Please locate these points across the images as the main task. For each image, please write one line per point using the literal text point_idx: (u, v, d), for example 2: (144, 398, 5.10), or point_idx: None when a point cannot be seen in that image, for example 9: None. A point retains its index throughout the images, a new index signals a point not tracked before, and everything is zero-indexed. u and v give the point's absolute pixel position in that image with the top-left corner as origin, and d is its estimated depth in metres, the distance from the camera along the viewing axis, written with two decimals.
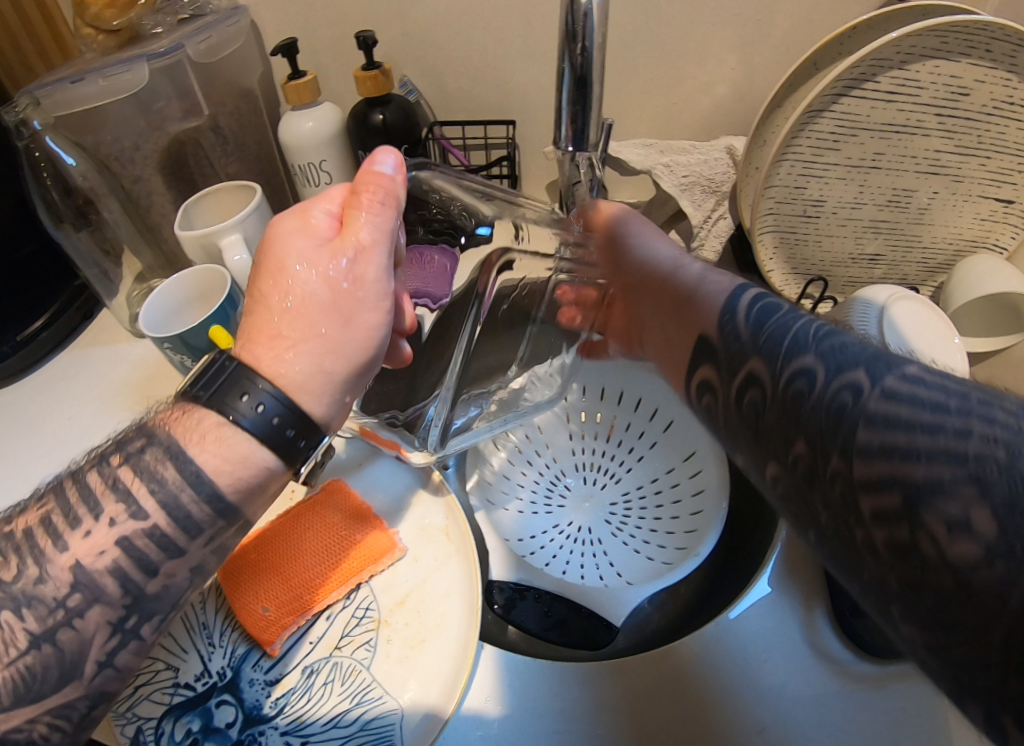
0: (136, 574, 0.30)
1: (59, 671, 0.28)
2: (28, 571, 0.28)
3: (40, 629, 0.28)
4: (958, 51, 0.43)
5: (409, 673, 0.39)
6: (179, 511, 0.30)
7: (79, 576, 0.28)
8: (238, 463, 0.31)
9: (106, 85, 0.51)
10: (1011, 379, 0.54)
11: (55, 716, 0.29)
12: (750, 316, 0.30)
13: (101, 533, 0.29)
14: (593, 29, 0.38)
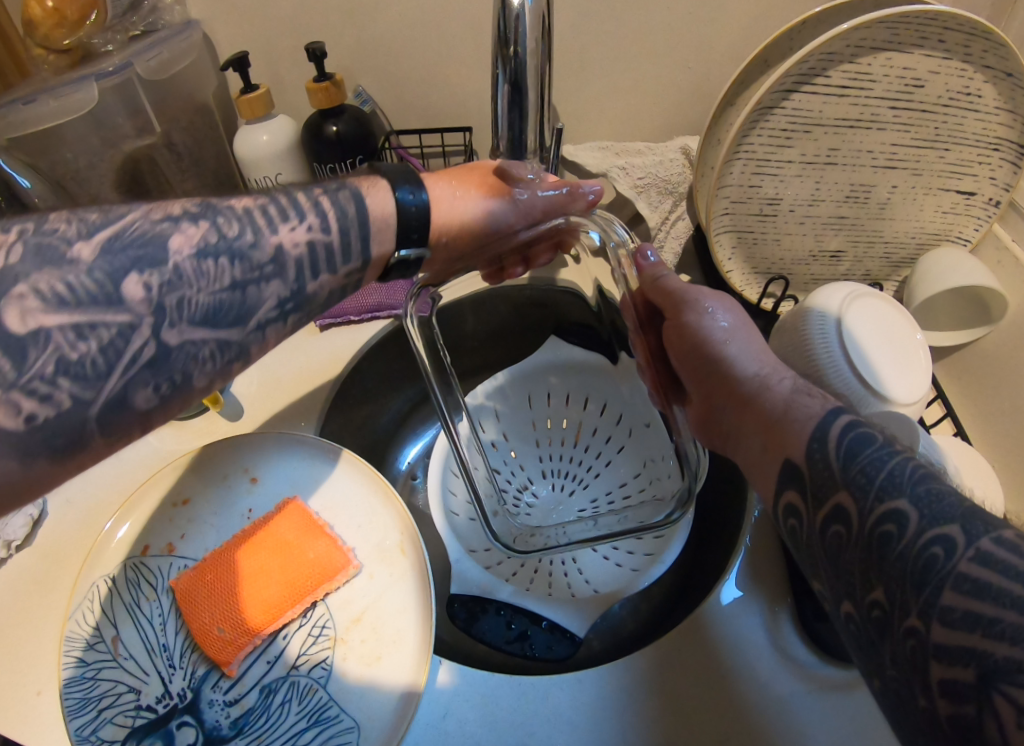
0: (307, 268, 0.33)
1: (237, 312, 0.30)
2: (244, 232, 0.30)
3: (241, 276, 0.30)
4: (910, 42, 0.42)
5: (364, 691, 0.39)
6: (340, 232, 0.33)
7: (280, 254, 0.31)
8: (382, 223, 0.35)
9: (58, 105, 0.50)
10: (977, 372, 0.53)
11: (219, 344, 0.30)
12: (841, 446, 0.29)
13: (299, 232, 0.32)
14: (524, 32, 0.38)
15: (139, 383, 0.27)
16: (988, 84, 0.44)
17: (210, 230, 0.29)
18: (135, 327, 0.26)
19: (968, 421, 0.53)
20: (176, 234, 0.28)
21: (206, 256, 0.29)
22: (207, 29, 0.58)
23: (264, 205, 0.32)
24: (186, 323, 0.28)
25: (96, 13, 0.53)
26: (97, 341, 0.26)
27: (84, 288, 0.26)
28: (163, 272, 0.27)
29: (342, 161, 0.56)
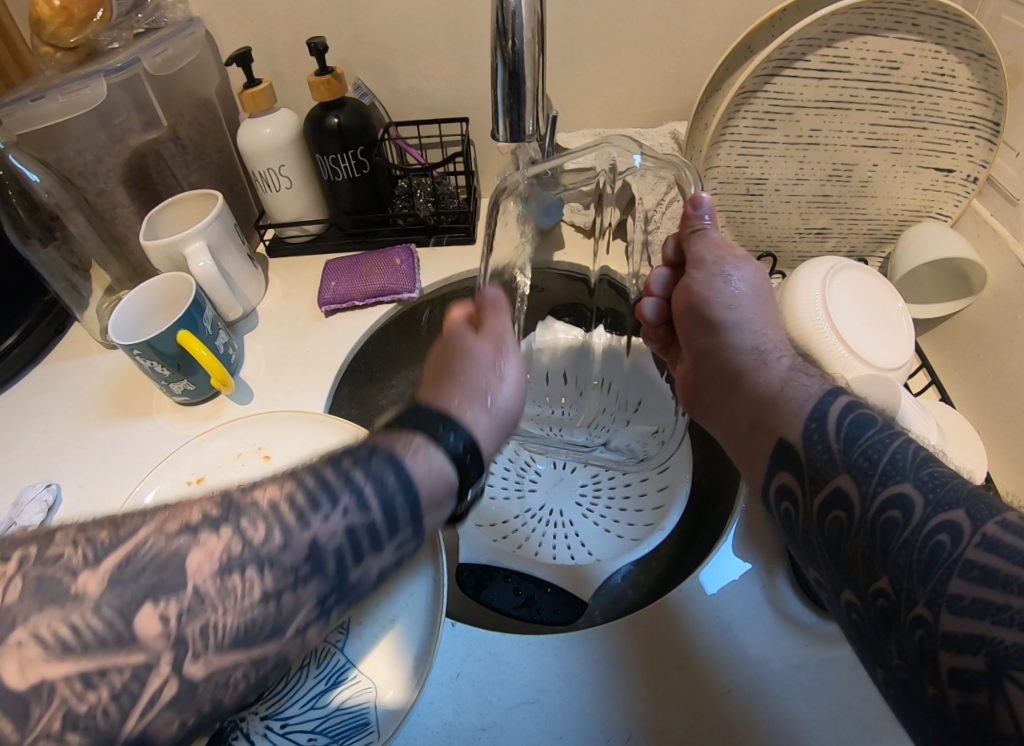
0: (348, 556, 0.29)
1: (271, 626, 0.26)
2: (273, 538, 0.27)
3: (275, 587, 0.26)
4: (885, 26, 0.44)
5: (382, 652, 0.41)
6: (385, 509, 0.30)
7: (315, 548, 0.28)
8: (433, 480, 0.31)
9: (66, 101, 0.52)
10: (955, 343, 0.56)
11: (253, 662, 0.26)
12: (840, 428, 0.32)
13: (336, 518, 0.28)
14: (522, 25, 0.40)
15: (163, 723, 0.24)
16: (962, 65, 0.47)
17: (233, 537, 0.26)
18: (153, 666, 0.23)
19: (953, 389, 0.55)
20: (194, 550, 0.25)
21: (231, 572, 0.26)
22: (209, 27, 0.60)
23: (292, 491, 0.29)
24: (214, 650, 0.25)
25: (102, 12, 0.55)
26: (109, 689, 0.22)
27: (92, 630, 0.22)
28: (182, 598, 0.24)
29: (344, 152, 0.57)
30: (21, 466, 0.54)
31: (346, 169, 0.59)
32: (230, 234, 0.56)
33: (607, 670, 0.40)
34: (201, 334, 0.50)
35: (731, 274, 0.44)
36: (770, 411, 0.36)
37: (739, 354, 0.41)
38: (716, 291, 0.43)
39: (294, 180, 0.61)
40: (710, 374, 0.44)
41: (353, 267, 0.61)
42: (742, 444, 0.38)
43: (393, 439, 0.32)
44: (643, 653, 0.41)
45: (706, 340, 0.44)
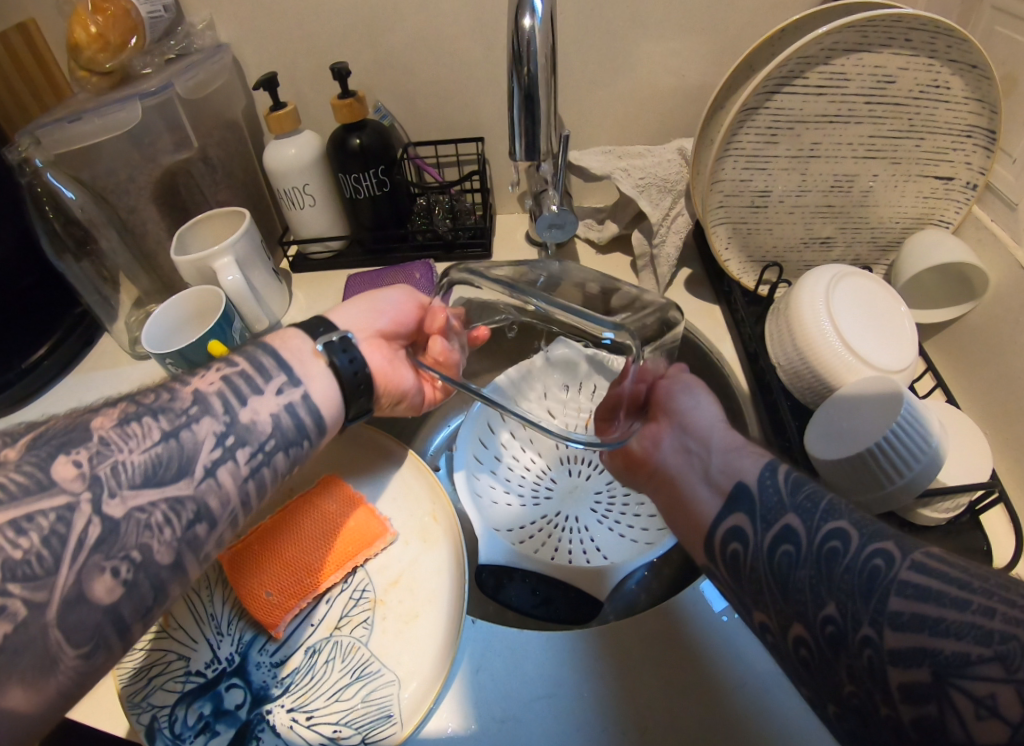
0: (234, 401, 0.38)
1: (176, 463, 0.35)
2: (162, 396, 0.37)
3: (169, 426, 0.36)
4: (879, 43, 0.47)
5: (403, 647, 0.42)
6: (252, 361, 0.40)
7: (197, 395, 0.38)
8: (298, 348, 0.43)
9: (101, 123, 0.55)
10: (961, 349, 0.57)
11: (169, 504, 0.34)
12: (789, 477, 0.34)
13: (212, 375, 0.39)
14: (536, 51, 0.43)
15: (94, 570, 0.31)
16: (955, 77, 0.49)
17: (130, 405, 0.36)
18: (74, 508, 0.31)
19: (958, 393, 0.57)
20: (98, 419, 0.35)
21: (129, 422, 0.35)
22: (237, 53, 0.64)
23: (175, 380, 0.39)
24: (127, 488, 0.33)
25: (136, 39, 0.58)
26: (39, 533, 0.30)
27: (16, 483, 0.30)
28: (91, 446, 0.33)
29: (366, 171, 0.60)
30: None
31: (368, 187, 0.62)
32: (256, 249, 0.58)
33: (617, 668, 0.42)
34: (229, 344, 0.53)
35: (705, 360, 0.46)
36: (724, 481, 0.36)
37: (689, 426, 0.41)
38: (681, 377, 0.45)
39: (317, 198, 0.63)
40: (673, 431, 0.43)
41: (374, 282, 0.64)
42: (688, 504, 0.38)
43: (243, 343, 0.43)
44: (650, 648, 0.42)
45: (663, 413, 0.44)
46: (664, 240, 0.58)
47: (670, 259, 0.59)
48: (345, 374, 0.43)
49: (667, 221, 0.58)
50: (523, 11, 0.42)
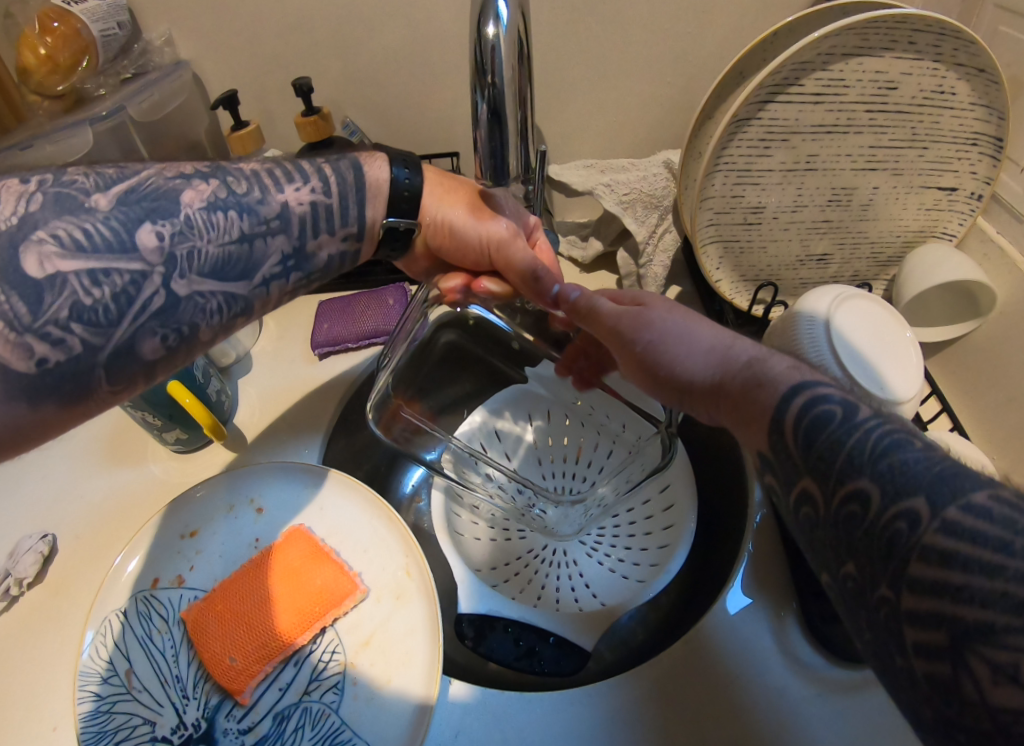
0: (308, 229, 0.37)
1: (242, 266, 0.34)
2: (252, 191, 0.35)
3: (248, 231, 0.34)
4: (881, 46, 0.43)
5: (376, 713, 0.40)
6: (341, 199, 0.38)
7: (283, 211, 0.36)
8: (379, 196, 0.41)
9: (55, 150, 0.52)
10: (965, 367, 0.54)
11: (226, 297, 0.34)
12: (802, 422, 0.25)
13: (304, 193, 0.37)
14: (501, 62, 0.39)
15: (147, 332, 0.31)
16: (961, 82, 0.45)
17: (220, 186, 0.34)
18: (146, 276, 0.30)
19: (963, 414, 0.54)
20: (187, 189, 0.33)
21: (216, 210, 0.33)
22: (197, 69, 0.60)
23: (269, 169, 0.36)
24: (195, 273, 0.32)
25: (88, 59, 0.54)
26: (110, 289, 0.29)
27: (100, 238, 0.29)
28: (175, 223, 0.32)
29: None
30: (17, 517, 0.54)
31: None
32: None
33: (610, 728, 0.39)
34: (190, 383, 0.50)
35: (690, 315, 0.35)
36: (754, 359, 0.29)
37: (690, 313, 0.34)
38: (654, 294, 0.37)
39: None
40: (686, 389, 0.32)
41: (346, 308, 0.61)
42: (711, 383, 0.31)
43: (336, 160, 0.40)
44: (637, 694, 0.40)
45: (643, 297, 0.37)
46: (651, 260, 0.55)
47: (657, 278, 0.56)
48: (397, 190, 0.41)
49: (653, 239, 0.55)
50: (486, 19, 0.38)
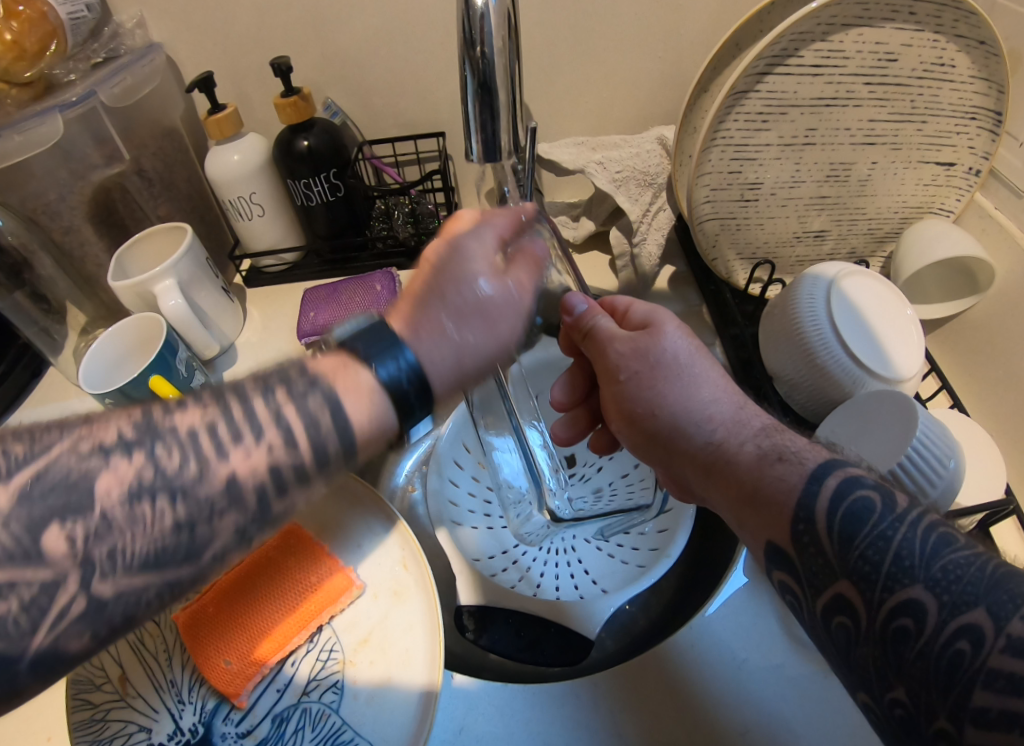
0: (271, 489, 0.28)
1: (185, 550, 0.26)
2: (188, 468, 0.26)
3: (185, 517, 0.26)
4: (881, 16, 0.42)
5: (377, 712, 0.38)
6: (312, 446, 0.28)
7: (232, 487, 0.27)
8: (370, 426, 0.30)
9: (22, 140, 0.49)
10: (964, 343, 0.53)
11: (165, 588, 0.26)
12: (839, 518, 0.29)
13: (258, 454, 0.27)
14: (491, 32, 0.38)
15: (73, 632, 0.24)
16: (961, 54, 0.44)
17: (146, 464, 0.25)
18: (60, 584, 0.23)
19: (963, 391, 0.54)
20: (104, 473, 0.25)
21: (139, 500, 0.25)
22: (171, 52, 0.58)
23: (213, 421, 0.27)
24: (121, 573, 0.24)
25: (56, 44, 0.52)
26: (18, 600, 0.23)
27: (1, 544, 0.23)
28: (91, 519, 0.24)
29: (316, 176, 0.55)
30: None
31: (320, 193, 0.56)
32: (202, 268, 0.54)
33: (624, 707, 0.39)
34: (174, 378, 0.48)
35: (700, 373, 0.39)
36: (756, 433, 0.36)
37: (692, 352, 0.40)
38: (674, 334, 0.41)
39: (267, 207, 0.58)
40: (677, 457, 0.39)
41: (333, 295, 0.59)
42: (725, 469, 0.35)
43: (316, 366, 0.30)
44: (659, 686, 0.40)
45: (656, 328, 0.40)
46: (645, 239, 0.54)
47: (652, 258, 0.55)
48: (393, 386, 0.30)
49: (647, 218, 0.54)
50: None
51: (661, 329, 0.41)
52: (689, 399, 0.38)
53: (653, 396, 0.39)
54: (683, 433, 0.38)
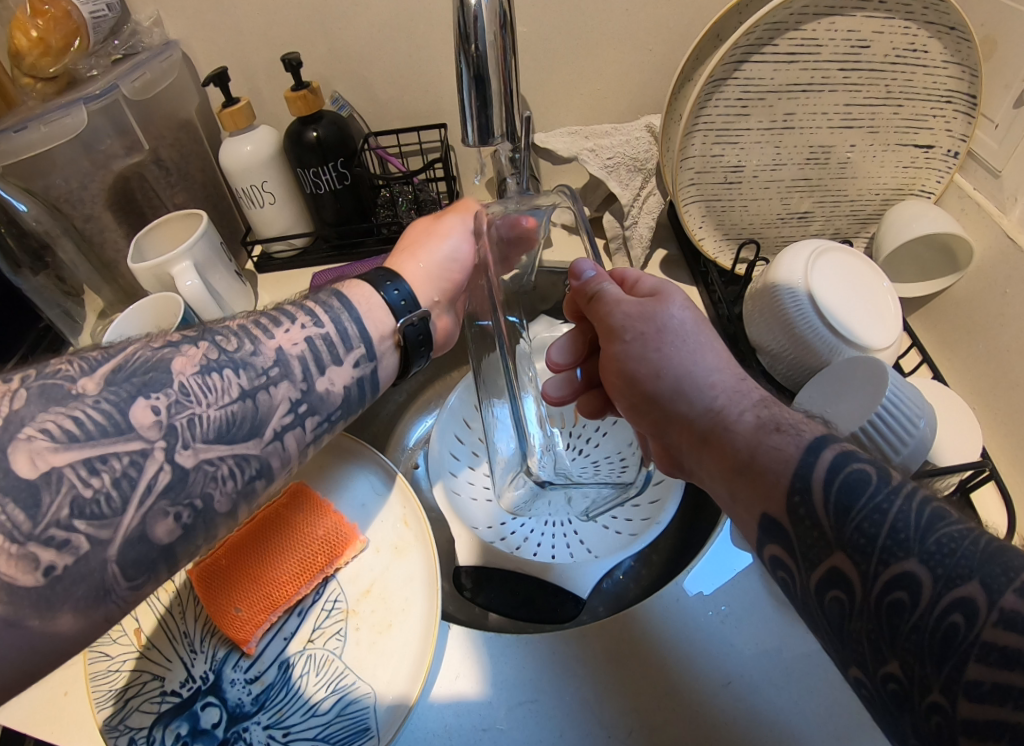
0: (313, 367, 0.38)
1: (249, 424, 0.34)
2: (246, 346, 0.36)
3: (248, 386, 0.34)
4: (853, 5, 0.45)
5: (378, 657, 0.41)
6: (339, 334, 0.40)
7: (280, 357, 0.36)
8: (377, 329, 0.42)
9: (48, 130, 0.52)
10: (946, 320, 0.56)
11: (237, 459, 0.34)
12: (833, 492, 0.28)
13: (296, 332, 0.38)
14: (483, 29, 0.41)
15: (158, 514, 0.30)
16: (932, 40, 0.47)
17: (211, 348, 0.34)
18: (147, 455, 0.30)
19: (945, 366, 0.56)
20: (178, 357, 0.33)
21: (210, 372, 0.33)
22: (186, 48, 0.62)
23: (257, 322, 0.38)
24: (200, 441, 0.32)
25: (80, 41, 0.55)
26: (110, 475, 0.29)
27: (93, 423, 0.29)
28: (171, 393, 0.32)
29: (324, 165, 0.57)
30: None
31: (328, 181, 0.59)
32: (216, 252, 0.57)
33: (612, 662, 0.41)
34: None
35: (702, 343, 0.40)
36: (755, 405, 0.36)
37: (696, 323, 0.41)
38: (682, 308, 0.42)
39: (277, 195, 0.61)
40: (673, 423, 0.39)
41: (340, 279, 0.61)
42: (722, 442, 0.35)
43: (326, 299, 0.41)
44: (645, 646, 0.41)
45: (664, 298, 0.42)
46: (636, 222, 0.57)
47: (643, 240, 0.57)
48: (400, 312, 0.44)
49: (638, 202, 0.56)
50: None
51: (669, 299, 0.42)
52: (691, 370, 0.39)
53: (657, 360, 0.40)
54: (680, 401, 0.38)
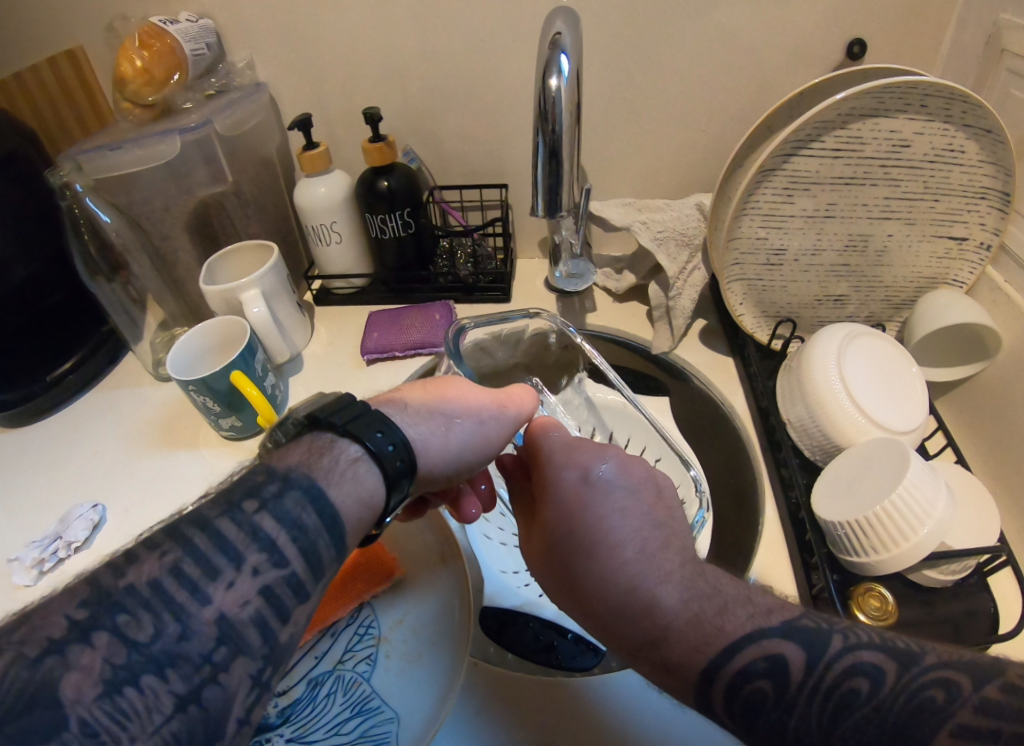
0: (274, 622, 0.27)
1: (202, 735, 0.25)
2: (168, 627, 0.24)
3: (186, 689, 0.24)
4: (895, 109, 0.48)
5: (405, 683, 0.45)
6: (309, 557, 0.28)
7: (225, 627, 0.25)
8: (365, 504, 0.31)
9: (143, 153, 0.58)
10: (973, 406, 0.58)
11: None
12: (733, 698, 0.31)
13: (246, 583, 0.26)
14: (561, 110, 0.45)
15: None
16: (970, 141, 0.50)
17: (111, 643, 0.24)
18: None
19: (971, 453, 0.57)
20: (69, 674, 0.23)
21: (117, 692, 0.23)
22: (274, 92, 0.67)
23: (177, 564, 0.26)
24: None
25: (179, 75, 0.60)
26: None
27: None
28: (67, 743, 0.22)
29: (392, 213, 0.62)
30: (69, 487, 0.60)
31: (393, 228, 0.63)
32: (283, 283, 0.61)
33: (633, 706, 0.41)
34: (252, 375, 0.55)
35: (615, 508, 0.38)
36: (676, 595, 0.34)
37: (592, 483, 0.39)
38: (574, 469, 0.40)
39: (344, 235, 0.65)
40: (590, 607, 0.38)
41: (395, 321, 0.65)
42: (632, 640, 0.34)
43: (282, 464, 0.30)
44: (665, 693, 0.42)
45: (550, 472, 0.40)
46: (680, 293, 0.60)
47: (685, 311, 0.60)
48: (385, 463, 0.32)
49: (683, 275, 0.59)
50: (550, 72, 0.44)
51: (558, 465, 0.41)
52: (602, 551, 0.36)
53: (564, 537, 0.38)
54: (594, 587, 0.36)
